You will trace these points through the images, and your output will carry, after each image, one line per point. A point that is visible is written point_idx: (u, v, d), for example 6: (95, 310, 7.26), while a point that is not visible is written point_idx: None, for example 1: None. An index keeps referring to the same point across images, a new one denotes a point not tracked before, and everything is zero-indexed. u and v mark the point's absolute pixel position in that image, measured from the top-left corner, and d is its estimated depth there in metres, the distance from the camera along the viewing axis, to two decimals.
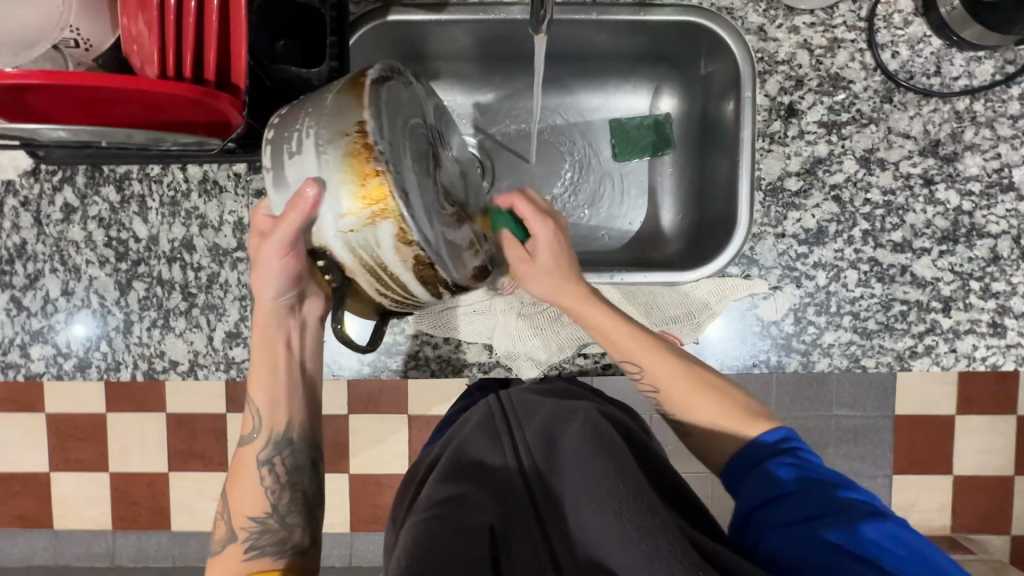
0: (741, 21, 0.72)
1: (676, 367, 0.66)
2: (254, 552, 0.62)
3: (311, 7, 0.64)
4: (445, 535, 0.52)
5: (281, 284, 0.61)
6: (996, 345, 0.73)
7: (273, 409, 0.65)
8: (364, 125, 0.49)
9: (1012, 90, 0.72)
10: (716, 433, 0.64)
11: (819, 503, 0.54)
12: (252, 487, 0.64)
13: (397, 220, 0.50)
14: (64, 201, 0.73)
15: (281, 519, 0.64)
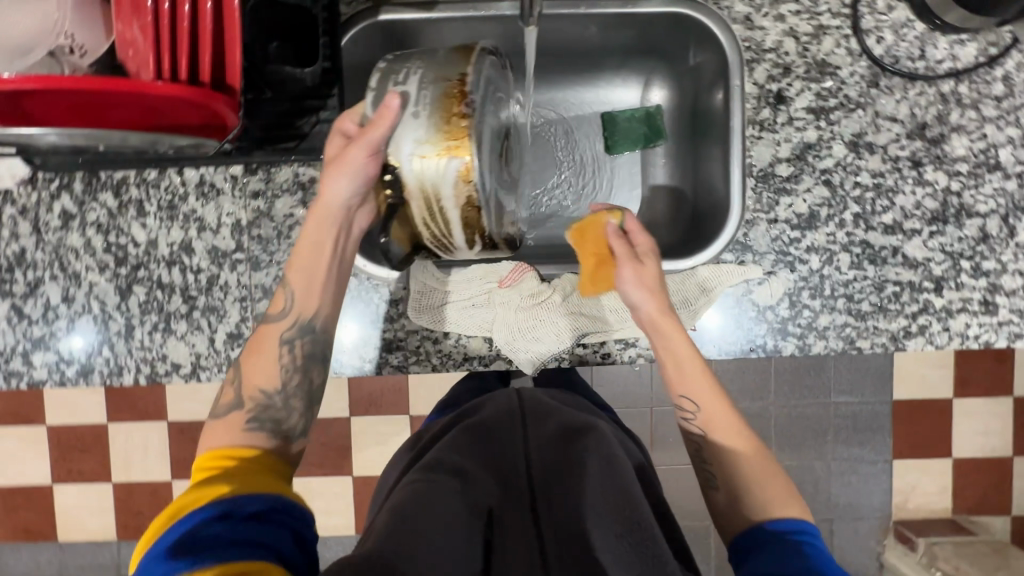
0: (727, 11, 0.73)
1: (723, 411, 0.68)
2: (251, 425, 0.59)
3: (303, 9, 0.66)
4: (445, 499, 0.61)
5: (351, 186, 0.61)
6: (988, 322, 0.74)
7: (306, 294, 0.64)
8: (464, 77, 0.56)
9: (995, 72, 0.73)
10: (752, 492, 0.64)
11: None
12: (268, 355, 0.62)
13: (467, 159, 0.55)
14: (62, 208, 0.73)
15: (284, 401, 0.61)
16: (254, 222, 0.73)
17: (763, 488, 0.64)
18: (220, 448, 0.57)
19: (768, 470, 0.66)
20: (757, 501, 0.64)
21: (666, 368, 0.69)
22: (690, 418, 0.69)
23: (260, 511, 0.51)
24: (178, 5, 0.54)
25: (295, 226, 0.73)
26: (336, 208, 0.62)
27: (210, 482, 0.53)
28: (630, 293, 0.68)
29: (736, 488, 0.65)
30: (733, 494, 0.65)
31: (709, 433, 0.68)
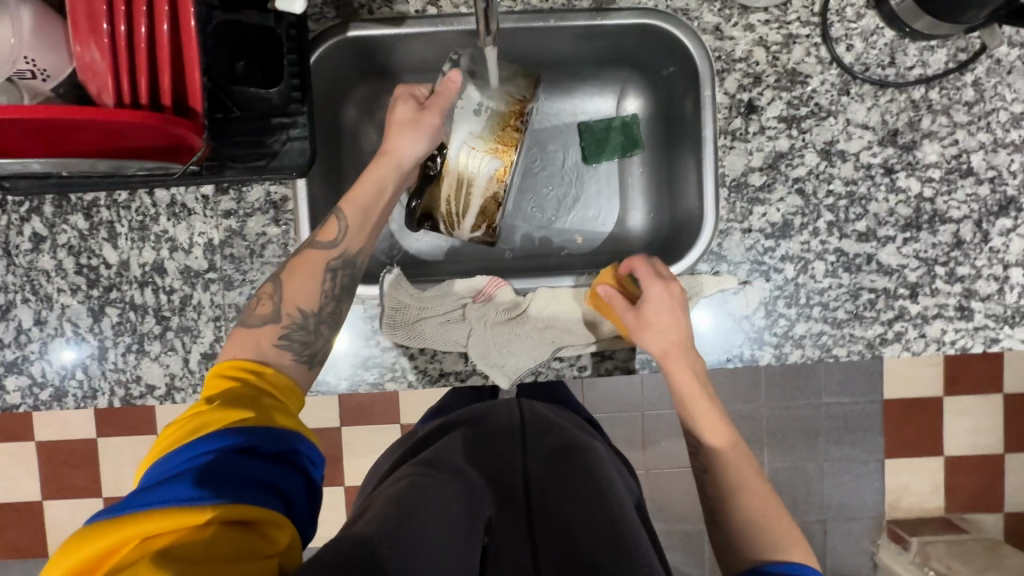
0: (697, 21, 0.73)
1: (731, 448, 0.69)
2: (282, 342, 0.62)
3: (268, 27, 0.66)
4: (443, 496, 0.63)
5: (417, 143, 0.70)
6: (964, 328, 0.74)
7: (359, 229, 0.67)
8: (524, 102, 0.75)
9: (966, 77, 0.73)
10: (749, 521, 0.65)
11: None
12: (310, 271, 0.64)
13: (506, 165, 0.74)
14: (32, 231, 0.73)
15: (315, 326, 0.64)
16: (227, 241, 0.73)
17: (766, 527, 0.64)
18: (239, 360, 0.60)
19: (770, 509, 0.65)
20: (760, 539, 0.63)
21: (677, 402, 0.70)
22: (697, 451, 0.70)
23: (279, 450, 0.53)
24: (135, 27, 0.53)
25: (268, 244, 0.73)
26: (401, 163, 0.70)
27: (231, 403, 0.54)
28: (643, 338, 0.68)
29: (737, 524, 0.65)
30: (736, 526, 0.65)
31: (713, 470, 0.68)
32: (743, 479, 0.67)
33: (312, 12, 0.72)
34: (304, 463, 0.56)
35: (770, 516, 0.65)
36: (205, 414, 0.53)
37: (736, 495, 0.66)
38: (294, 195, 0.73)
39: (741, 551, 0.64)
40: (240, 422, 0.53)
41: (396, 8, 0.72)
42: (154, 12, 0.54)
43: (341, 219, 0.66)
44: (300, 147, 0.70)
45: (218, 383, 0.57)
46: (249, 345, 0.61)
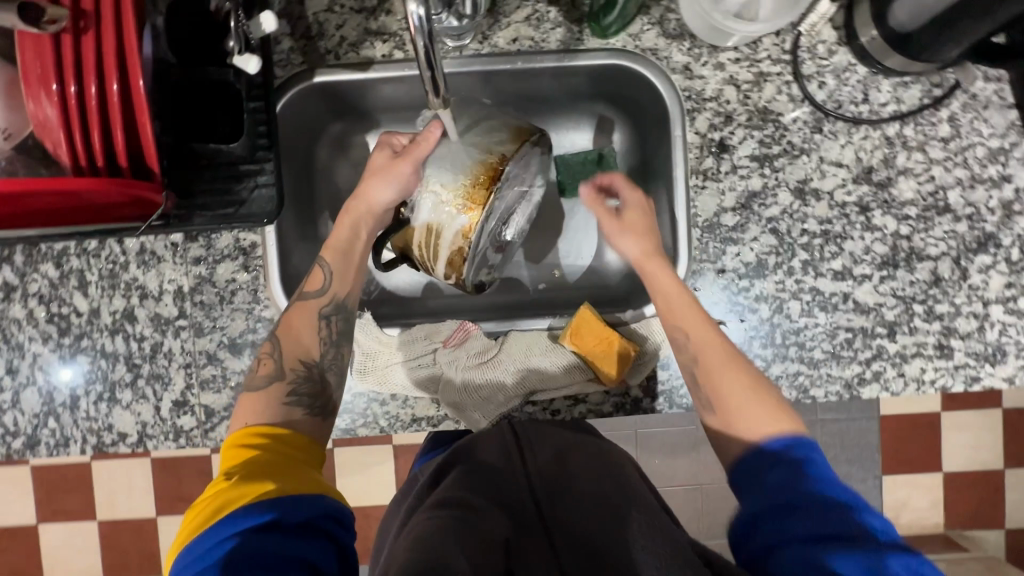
0: (666, 60, 0.72)
1: (715, 339, 0.64)
2: (291, 400, 0.61)
3: (227, 84, 0.62)
4: (462, 539, 0.52)
5: (392, 191, 0.68)
6: (944, 367, 0.73)
7: (342, 275, 0.68)
8: (503, 159, 0.66)
9: (941, 113, 0.72)
10: (745, 407, 0.59)
11: (845, 519, 0.49)
12: (308, 322, 0.65)
13: (471, 221, 0.66)
14: (4, 280, 0.73)
15: (321, 375, 0.64)
16: (197, 288, 0.73)
17: (757, 405, 0.59)
18: (254, 426, 0.58)
19: (763, 395, 0.60)
20: (749, 419, 0.58)
21: (658, 301, 0.67)
22: (682, 350, 0.65)
23: (306, 519, 0.50)
24: (84, 86, 0.51)
25: (238, 291, 0.73)
26: (374, 212, 0.70)
27: (257, 475, 0.52)
28: (620, 243, 0.70)
29: (731, 415, 0.60)
30: (727, 416, 0.60)
31: (701, 359, 0.63)
32: (732, 362, 0.62)
33: (278, 58, 0.71)
34: (332, 528, 0.52)
35: (761, 399, 0.59)
36: (231, 489, 0.50)
37: (723, 390, 0.61)
38: (263, 242, 0.72)
39: (734, 442, 0.59)
40: (268, 494, 0.50)
41: (363, 52, 0.72)
42: (103, 69, 0.51)
43: (326, 268, 0.67)
44: (268, 194, 0.68)
45: (236, 454, 0.55)
46: (256, 411, 0.60)
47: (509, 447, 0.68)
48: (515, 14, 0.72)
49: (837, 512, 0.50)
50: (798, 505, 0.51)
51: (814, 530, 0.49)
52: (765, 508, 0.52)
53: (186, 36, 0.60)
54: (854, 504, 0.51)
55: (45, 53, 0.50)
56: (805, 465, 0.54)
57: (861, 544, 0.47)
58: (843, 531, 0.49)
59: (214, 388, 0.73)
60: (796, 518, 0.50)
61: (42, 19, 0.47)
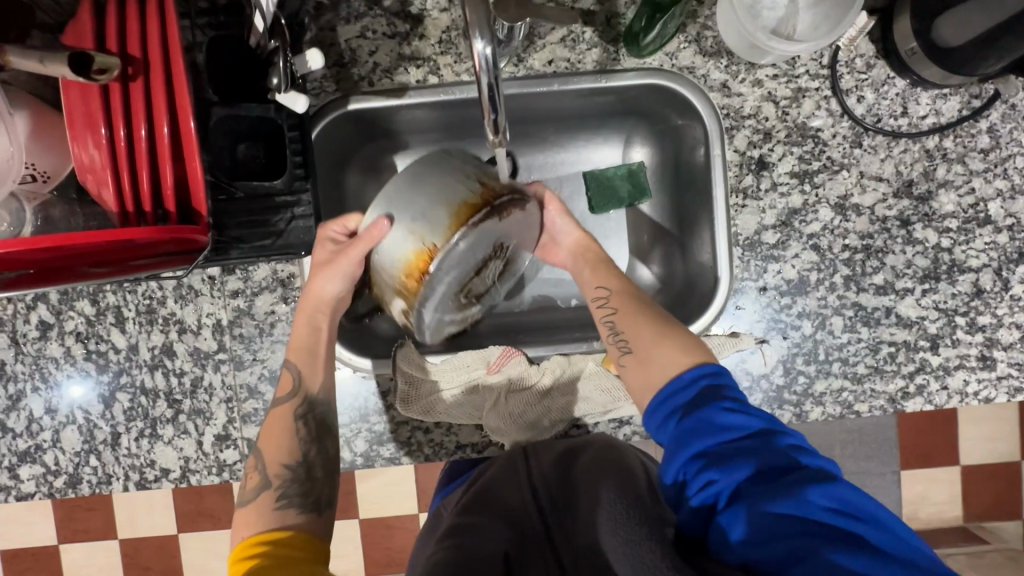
0: (703, 78, 0.72)
1: (631, 288, 0.68)
2: (282, 504, 0.62)
3: (270, 118, 0.63)
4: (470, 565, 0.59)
5: (341, 282, 0.66)
6: (987, 378, 0.73)
7: (310, 371, 0.67)
8: (435, 249, 0.56)
9: (980, 124, 0.71)
10: (659, 342, 0.62)
11: (768, 454, 0.51)
12: (282, 427, 0.66)
13: (408, 302, 0.60)
14: (39, 319, 0.72)
15: (308, 472, 0.65)
16: (236, 322, 0.72)
17: (667, 343, 0.61)
18: (262, 532, 0.60)
19: (673, 334, 0.62)
20: (661, 364, 0.61)
21: (583, 267, 0.71)
22: (604, 303, 0.67)
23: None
24: (133, 129, 0.50)
25: (277, 323, 0.72)
26: (327, 303, 0.68)
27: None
28: (557, 220, 0.72)
29: (646, 356, 0.62)
30: (644, 358, 0.62)
31: (620, 309, 0.66)
32: (645, 306, 0.65)
33: (312, 86, 0.71)
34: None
35: (668, 337, 0.62)
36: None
37: (635, 332, 0.63)
38: (301, 272, 0.72)
39: (652, 383, 0.60)
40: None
41: (397, 78, 0.71)
42: (154, 112, 0.50)
43: (293, 370, 0.67)
44: (306, 225, 0.67)
45: (241, 564, 0.57)
46: (254, 521, 0.61)
47: (515, 465, 0.72)
48: (550, 36, 0.71)
49: (758, 450, 0.52)
50: (720, 448, 0.52)
51: (741, 473, 0.51)
52: (688, 455, 0.54)
53: (225, 78, 0.60)
54: (771, 432, 0.53)
55: (93, 98, 0.49)
56: (724, 402, 0.55)
57: (783, 479, 0.49)
58: (765, 469, 0.50)
59: (256, 421, 0.73)
60: (722, 467, 0.51)
61: (92, 69, 0.46)
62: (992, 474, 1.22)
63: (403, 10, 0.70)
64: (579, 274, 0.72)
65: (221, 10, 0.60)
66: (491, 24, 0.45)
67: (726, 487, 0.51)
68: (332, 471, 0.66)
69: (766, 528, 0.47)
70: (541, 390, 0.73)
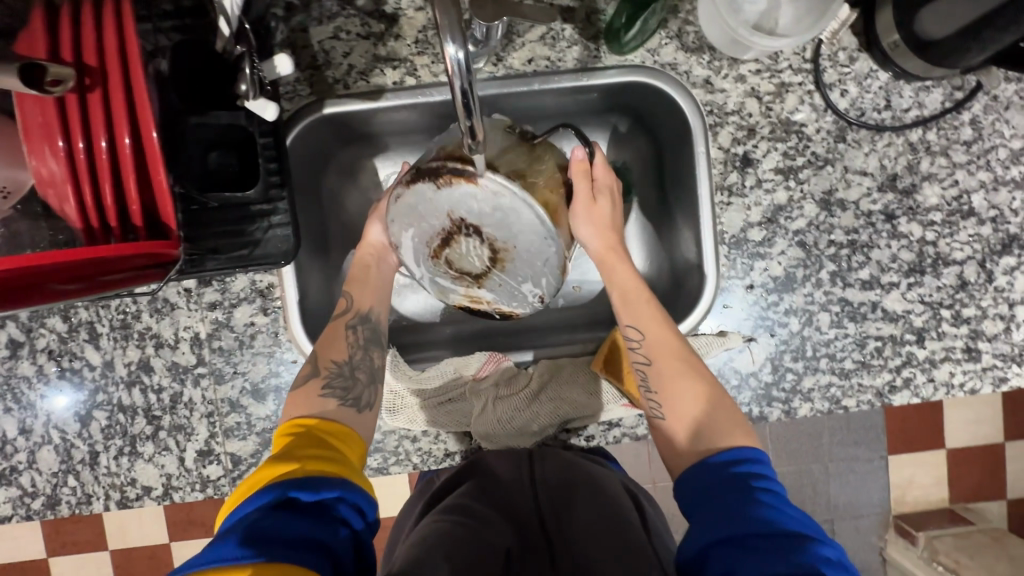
0: (686, 75, 0.71)
1: (666, 336, 0.63)
2: (326, 392, 0.61)
3: (239, 126, 0.60)
4: (458, 546, 0.56)
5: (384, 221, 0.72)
6: (972, 369, 0.73)
7: (362, 290, 0.69)
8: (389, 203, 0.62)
9: (963, 116, 0.71)
10: (690, 415, 0.59)
11: (801, 556, 0.45)
12: (336, 333, 0.66)
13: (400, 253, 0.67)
14: (9, 337, 0.70)
15: (352, 371, 0.64)
16: (214, 334, 0.70)
17: (705, 419, 0.58)
18: (296, 418, 0.58)
19: (712, 405, 0.59)
20: (695, 435, 0.58)
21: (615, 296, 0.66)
22: (636, 346, 0.64)
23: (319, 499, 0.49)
24: (93, 142, 0.48)
25: (257, 335, 0.71)
26: (374, 248, 0.72)
27: (282, 456, 0.52)
28: (581, 232, 0.67)
29: (681, 425, 0.59)
30: (676, 423, 0.59)
31: (654, 362, 0.62)
32: (685, 368, 0.61)
33: (285, 90, 0.69)
34: (349, 514, 0.51)
35: (707, 414, 0.58)
36: (258, 472, 0.51)
37: (672, 396, 0.60)
38: (280, 283, 0.70)
39: (678, 451, 0.58)
40: (283, 477, 0.50)
41: (373, 80, 0.69)
42: (114, 123, 0.48)
43: (348, 295, 0.69)
44: (283, 234, 0.65)
45: (278, 443, 0.55)
46: (302, 405, 0.60)
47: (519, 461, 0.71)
48: (529, 34, 0.69)
49: (791, 549, 0.46)
50: (748, 538, 0.47)
51: (767, 569, 0.45)
52: (713, 540, 0.48)
53: (188, 81, 0.57)
54: (807, 534, 0.47)
55: (48, 108, 0.47)
56: (759, 493, 0.50)
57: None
58: (796, 570, 0.44)
59: (239, 435, 0.71)
60: (747, 559, 0.46)
61: (44, 81, 0.44)
62: (979, 456, 1.23)
63: (377, 10, 0.68)
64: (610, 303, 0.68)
65: (184, 14, 0.58)
66: (461, 26, 0.43)
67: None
68: (375, 379, 0.65)
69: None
70: (529, 394, 0.71)
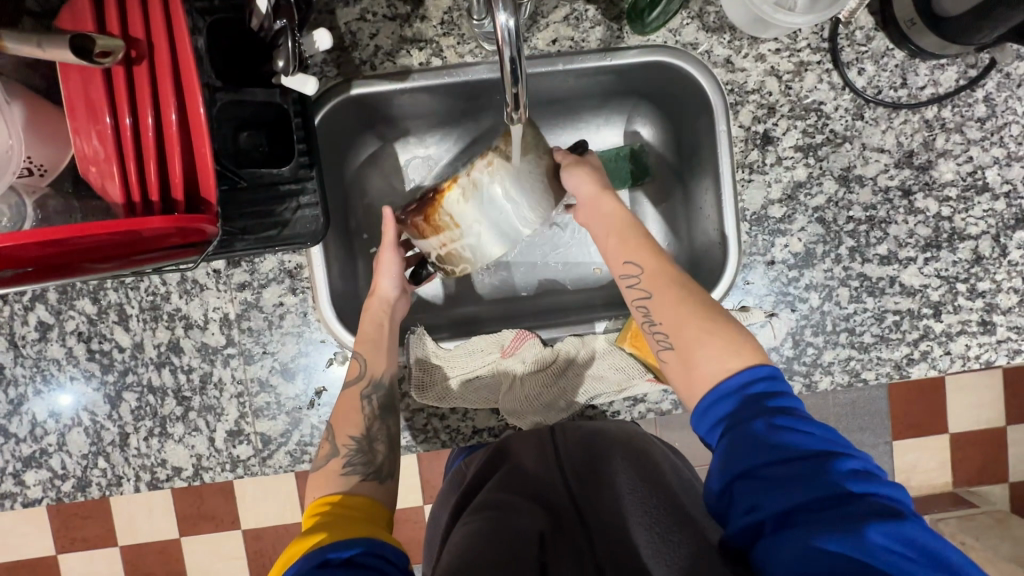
0: (707, 54, 0.72)
1: (662, 268, 0.63)
2: (346, 470, 0.63)
3: (272, 102, 0.61)
4: (498, 537, 0.56)
5: (391, 269, 0.72)
6: (988, 342, 0.74)
7: (374, 354, 0.68)
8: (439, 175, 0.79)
9: (976, 93, 0.73)
10: (699, 337, 0.59)
11: (823, 481, 0.47)
12: (350, 406, 0.67)
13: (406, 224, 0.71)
14: (38, 319, 0.70)
15: (370, 446, 0.65)
16: (243, 315, 0.71)
17: (712, 341, 0.58)
18: (319, 498, 0.60)
19: (720, 329, 0.59)
20: (704, 358, 0.58)
21: (610, 238, 0.67)
22: (634, 283, 0.64)
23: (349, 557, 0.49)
24: (139, 118, 0.49)
25: (287, 315, 0.71)
26: (386, 300, 0.71)
27: (315, 528, 0.54)
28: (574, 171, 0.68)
29: (690, 351, 0.59)
30: (686, 352, 0.59)
31: (655, 296, 0.62)
32: (684, 294, 0.62)
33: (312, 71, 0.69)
34: (382, 565, 0.50)
35: (711, 334, 0.58)
36: (295, 543, 0.53)
37: (675, 323, 0.60)
38: (309, 263, 0.70)
39: (696, 380, 0.58)
40: (314, 545, 0.51)
41: (400, 61, 0.70)
42: (160, 99, 0.49)
43: (359, 359, 0.68)
44: (313, 214, 0.65)
45: (308, 519, 0.57)
46: (323, 483, 0.62)
47: (542, 443, 0.72)
48: (553, 15, 0.70)
49: (810, 472, 0.48)
50: (766, 468, 0.48)
51: (790, 498, 0.47)
52: (733, 473, 0.50)
53: (223, 59, 0.58)
54: (825, 452, 0.49)
55: (96, 83, 0.48)
56: (773, 418, 0.51)
57: (836, 512, 0.45)
58: (820, 498, 0.46)
59: (268, 415, 0.72)
60: (768, 491, 0.47)
61: (94, 52, 0.45)
62: (985, 438, 1.25)
63: None
64: (604, 244, 0.68)
65: None
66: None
67: (773, 511, 0.47)
68: (393, 450, 0.67)
69: (813, 563, 0.43)
70: (556, 370, 0.74)
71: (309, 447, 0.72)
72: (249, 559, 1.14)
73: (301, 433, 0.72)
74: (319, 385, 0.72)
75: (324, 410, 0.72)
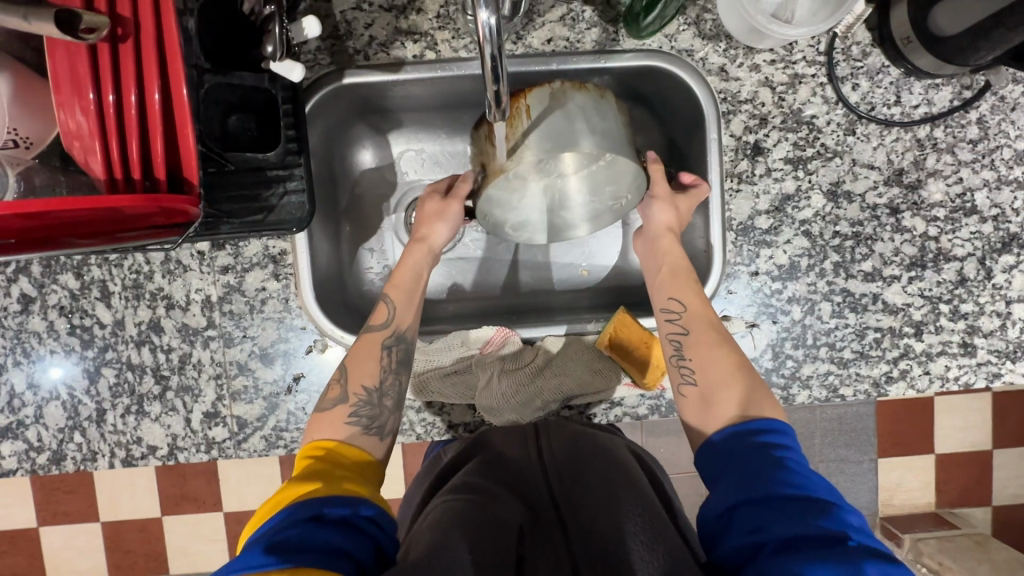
0: (702, 62, 0.72)
1: (705, 313, 0.65)
2: (351, 419, 0.61)
3: (262, 88, 0.61)
4: (479, 525, 0.54)
5: (450, 226, 0.71)
6: (967, 364, 0.74)
7: (406, 307, 0.67)
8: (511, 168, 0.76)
9: (969, 115, 0.72)
10: (718, 379, 0.61)
11: (829, 520, 0.47)
12: (372, 348, 0.65)
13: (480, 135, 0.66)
14: (21, 292, 0.70)
15: (381, 398, 0.63)
16: (225, 298, 0.71)
17: (733, 386, 0.60)
18: (317, 441, 0.60)
19: (746, 377, 0.61)
20: (724, 399, 0.59)
21: (661, 272, 0.69)
22: (674, 318, 0.66)
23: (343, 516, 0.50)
24: (123, 95, 0.49)
25: (268, 300, 0.71)
26: (429, 249, 0.71)
27: (307, 477, 0.54)
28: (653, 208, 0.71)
29: (712, 392, 0.60)
30: (708, 391, 0.61)
31: (691, 332, 0.64)
32: (719, 339, 0.63)
33: (306, 58, 0.69)
34: (370, 531, 0.51)
35: (739, 382, 0.60)
36: (282, 491, 0.53)
37: (705, 364, 0.62)
38: (293, 250, 0.70)
39: (712, 418, 0.59)
40: (305, 495, 0.51)
41: (393, 53, 0.70)
42: (145, 77, 0.49)
43: (389, 303, 0.67)
44: (298, 201, 0.65)
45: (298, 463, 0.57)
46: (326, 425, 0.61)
47: (525, 437, 0.70)
48: (549, 14, 0.70)
49: (816, 510, 0.48)
50: (774, 499, 0.48)
51: (793, 528, 0.46)
52: (740, 499, 0.50)
53: (213, 43, 0.58)
54: (832, 500, 0.49)
55: (79, 59, 0.48)
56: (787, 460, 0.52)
57: (836, 545, 0.44)
58: (822, 532, 0.46)
59: (246, 399, 0.72)
60: (773, 517, 0.47)
61: (79, 28, 0.45)
62: (967, 462, 1.25)
63: None
64: (650, 280, 0.70)
65: None
66: None
67: (775, 537, 0.46)
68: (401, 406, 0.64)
69: None
70: (532, 370, 0.74)
71: (284, 433, 0.72)
72: (227, 542, 1.15)
73: (277, 419, 0.72)
74: (297, 371, 0.72)
75: (301, 397, 0.72)
